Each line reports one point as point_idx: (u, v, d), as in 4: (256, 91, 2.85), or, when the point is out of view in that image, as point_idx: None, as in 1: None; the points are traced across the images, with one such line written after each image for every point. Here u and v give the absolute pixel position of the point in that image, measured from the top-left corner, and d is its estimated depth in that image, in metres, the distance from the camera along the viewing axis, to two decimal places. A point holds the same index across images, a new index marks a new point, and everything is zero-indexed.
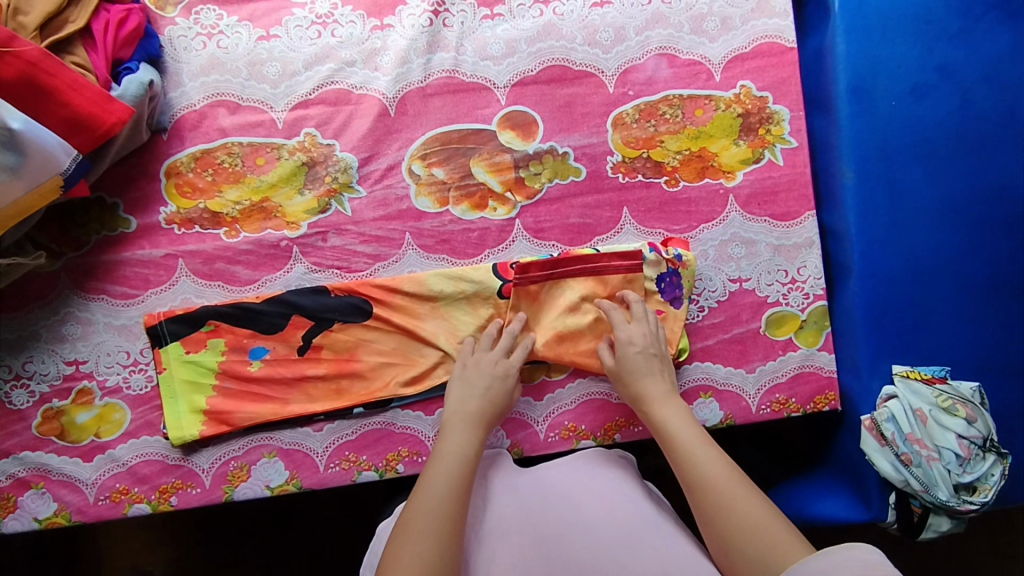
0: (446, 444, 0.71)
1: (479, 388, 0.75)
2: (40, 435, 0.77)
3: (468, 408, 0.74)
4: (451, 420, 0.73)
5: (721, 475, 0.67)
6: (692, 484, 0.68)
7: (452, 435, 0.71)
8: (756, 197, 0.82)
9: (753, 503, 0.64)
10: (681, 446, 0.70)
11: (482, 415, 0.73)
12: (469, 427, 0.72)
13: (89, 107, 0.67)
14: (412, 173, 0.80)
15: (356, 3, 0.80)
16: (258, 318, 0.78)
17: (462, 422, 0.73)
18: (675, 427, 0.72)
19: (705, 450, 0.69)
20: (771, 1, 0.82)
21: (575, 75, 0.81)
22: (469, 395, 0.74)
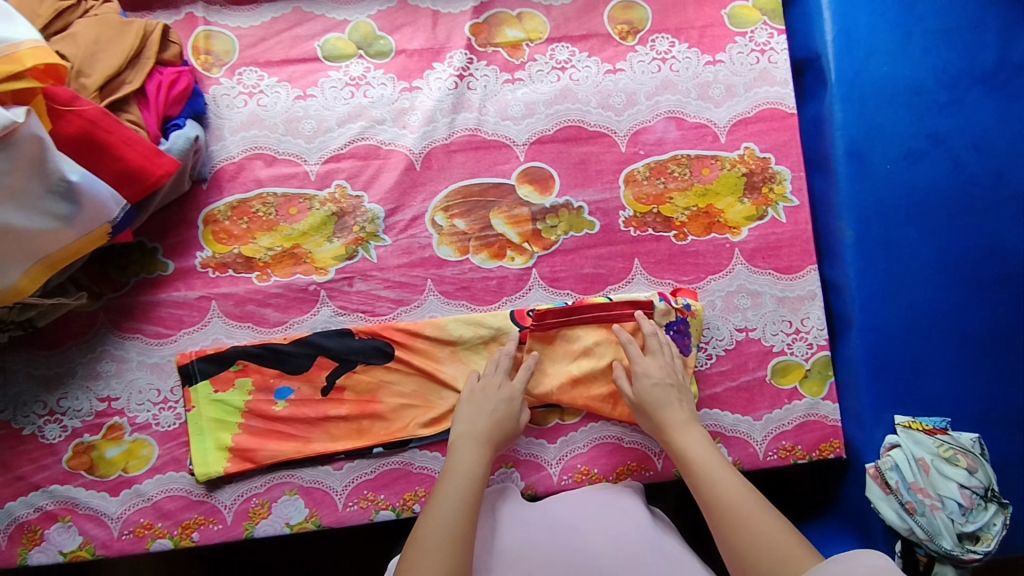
0: (458, 460, 0.74)
1: (489, 409, 0.78)
2: (70, 469, 0.80)
3: (478, 425, 0.77)
4: (462, 436, 0.76)
5: (740, 496, 0.70)
6: (711, 505, 0.71)
7: (466, 452, 0.75)
8: (760, 251, 0.87)
9: (766, 519, 0.67)
10: (702, 470, 0.73)
11: (491, 433, 0.77)
12: (477, 446, 0.75)
13: (140, 161, 0.72)
14: (436, 224, 0.85)
15: (387, 67, 0.86)
16: (286, 359, 0.82)
17: (473, 440, 0.76)
18: (694, 452, 0.75)
19: (724, 473, 0.72)
20: (772, 70, 0.88)
21: (589, 136, 0.86)
22: (479, 414, 0.78)
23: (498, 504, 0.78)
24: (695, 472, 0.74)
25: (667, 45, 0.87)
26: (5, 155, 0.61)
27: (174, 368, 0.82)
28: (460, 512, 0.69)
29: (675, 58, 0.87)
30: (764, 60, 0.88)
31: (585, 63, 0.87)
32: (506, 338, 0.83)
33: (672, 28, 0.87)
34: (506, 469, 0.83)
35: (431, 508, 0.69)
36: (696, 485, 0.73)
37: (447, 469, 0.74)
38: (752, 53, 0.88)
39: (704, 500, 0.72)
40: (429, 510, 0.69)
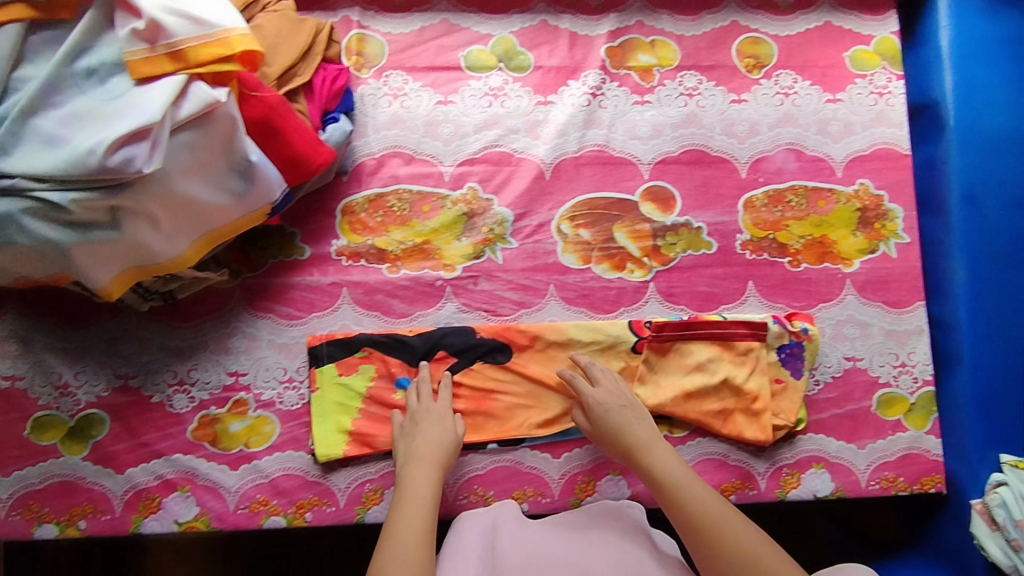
0: (416, 478, 0.76)
1: (438, 428, 0.80)
2: (194, 440, 0.82)
3: (434, 443, 0.78)
4: (415, 453, 0.78)
5: (712, 510, 0.74)
6: (685, 522, 0.74)
7: (420, 470, 0.77)
8: (871, 284, 0.89)
9: (741, 534, 0.72)
10: (670, 488, 0.76)
11: (443, 454, 0.78)
12: (431, 468, 0.77)
13: (305, 148, 0.76)
14: (561, 232, 0.88)
15: (525, 81, 0.91)
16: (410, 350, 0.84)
17: (425, 460, 0.77)
18: (665, 470, 0.77)
19: (695, 489, 0.75)
20: (890, 113, 0.92)
21: (712, 160, 0.90)
22: (422, 434, 0.79)
23: (490, 516, 0.80)
24: (664, 491, 0.76)
25: (791, 81, 0.91)
26: (202, 131, 0.65)
27: (302, 349, 0.85)
28: (425, 528, 0.73)
29: (798, 94, 0.91)
30: (882, 102, 0.92)
31: (711, 91, 0.91)
32: (623, 346, 0.86)
33: (796, 66, 0.92)
34: (612, 475, 0.85)
35: (394, 525, 0.73)
36: (667, 503, 0.76)
37: (404, 486, 0.76)
38: (870, 96, 0.92)
39: (676, 517, 0.75)
40: (393, 526, 0.72)
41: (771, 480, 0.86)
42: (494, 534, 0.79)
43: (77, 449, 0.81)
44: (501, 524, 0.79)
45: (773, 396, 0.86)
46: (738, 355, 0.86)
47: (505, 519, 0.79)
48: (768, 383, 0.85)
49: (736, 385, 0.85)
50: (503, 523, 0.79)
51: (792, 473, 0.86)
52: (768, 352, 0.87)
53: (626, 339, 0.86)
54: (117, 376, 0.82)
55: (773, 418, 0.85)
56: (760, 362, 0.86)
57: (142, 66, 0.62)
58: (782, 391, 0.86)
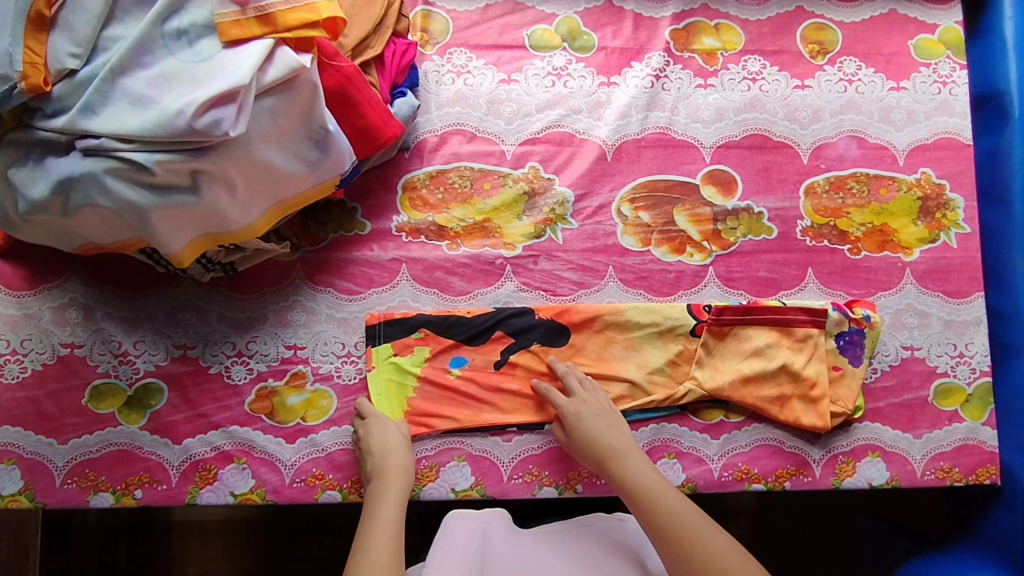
0: (384, 485, 0.75)
1: (396, 435, 0.79)
2: (251, 412, 0.82)
3: (396, 449, 0.77)
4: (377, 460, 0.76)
5: (685, 520, 0.72)
6: (660, 532, 0.72)
7: (384, 479, 0.76)
8: (931, 273, 0.89)
9: (720, 542, 0.70)
10: (644, 498, 0.73)
11: (404, 461, 0.77)
12: (398, 475, 0.76)
13: (376, 121, 0.75)
14: (621, 214, 0.88)
15: (588, 61, 0.91)
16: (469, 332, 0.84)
17: (388, 470, 0.76)
18: (641, 478, 0.75)
19: (670, 498, 0.73)
20: (953, 102, 0.92)
21: (774, 145, 0.90)
22: (385, 440, 0.78)
23: (481, 522, 0.83)
24: (638, 501, 0.74)
25: (854, 68, 0.92)
26: (284, 98, 0.65)
27: (361, 324, 0.84)
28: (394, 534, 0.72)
29: (862, 81, 0.91)
30: (945, 92, 0.92)
31: (775, 76, 0.91)
32: (683, 330, 0.85)
33: (860, 53, 0.92)
34: (667, 458, 0.83)
35: (366, 533, 0.72)
36: (641, 513, 0.73)
37: (373, 495, 0.75)
38: (934, 84, 0.92)
39: (651, 528, 0.72)
40: (366, 532, 0.71)
41: (826, 468, 0.85)
42: (483, 540, 0.82)
43: (134, 418, 0.81)
44: (491, 531, 0.82)
45: (831, 383, 0.85)
46: (796, 341, 0.85)
47: (495, 527, 0.83)
48: (826, 370, 0.84)
49: (795, 371, 0.84)
50: (493, 531, 0.82)
51: (847, 461, 0.85)
52: (826, 339, 0.86)
53: (687, 323, 0.84)
54: (176, 346, 0.82)
55: (831, 406, 0.84)
56: (819, 348, 0.85)
57: (231, 29, 0.62)
58: (841, 378, 0.85)
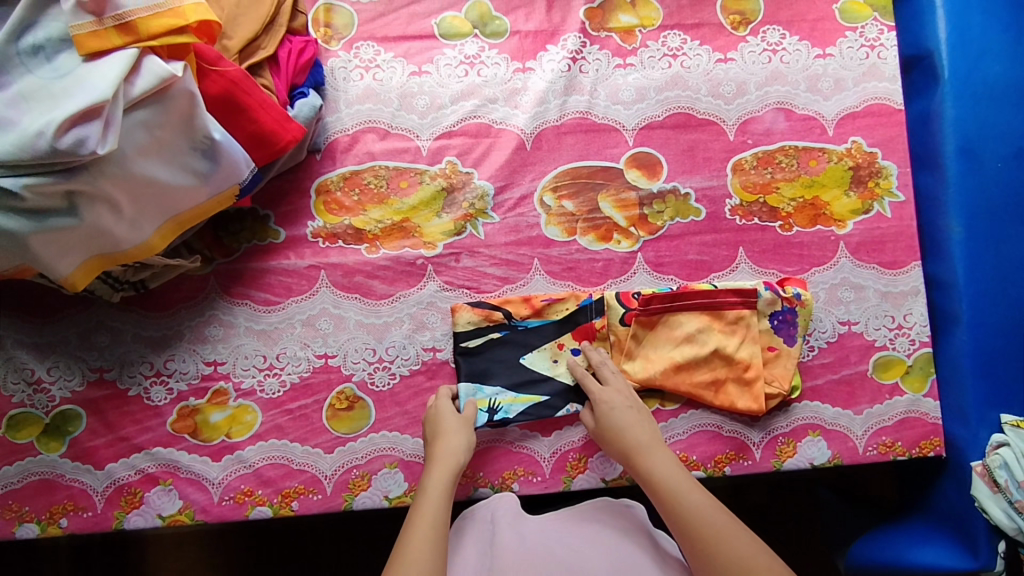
0: (434, 473, 0.74)
1: (463, 429, 0.77)
2: (174, 432, 0.80)
3: (455, 443, 0.75)
4: (434, 450, 0.75)
5: (710, 514, 0.70)
6: (687, 530, 0.70)
7: (434, 470, 0.74)
8: (865, 245, 0.86)
9: (743, 542, 0.68)
10: (670, 494, 0.72)
11: (455, 449, 0.75)
12: (446, 464, 0.74)
13: (273, 125, 0.72)
14: (544, 204, 0.85)
15: (502, 47, 0.87)
16: (535, 323, 0.82)
17: (437, 459, 0.74)
18: (668, 476, 0.73)
19: (696, 497, 0.72)
20: (881, 67, 0.89)
21: (698, 123, 0.87)
22: (446, 432, 0.76)
23: (489, 509, 0.80)
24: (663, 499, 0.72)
25: (778, 37, 0.89)
26: (158, 108, 0.63)
27: (281, 336, 0.82)
28: (438, 526, 0.70)
29: (786, 50, 0.88)
30: (873, 56, 0.89)
31: (696, 51, 0.88)
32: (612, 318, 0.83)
33: (783, 20, 0.89)
34: None
35: (412, 522, 0.70)
36: (667, 510, 0.72)
37: (423, 484, 0.74)
38: (861, 49, 0.89)
39: (679, 529, 0.71)
40: (412, 520, 0.70)
41: (766, 450, 0.83)
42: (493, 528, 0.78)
43: (53, 446, 0.79)
44: (500, 519, 0.79)
45: (765, 364, 0.83)
46: (728, 324, 0.83)
47: (502, 513, 0.79)
48: (759, 351, 0.82)
49: (727, 354, 0.82)
50: (501, 517, 0.79)
51: (788, 442, 0.84)
52: (759, 320, 0.84)
53: (614, 312, 0.82)
54: (91, 370, 0.80)
55: (766, 387, 0.82)
56: (751, 330, 0.83)
57: (89, 41, 0.59)
58: (776, 358, 0.83)
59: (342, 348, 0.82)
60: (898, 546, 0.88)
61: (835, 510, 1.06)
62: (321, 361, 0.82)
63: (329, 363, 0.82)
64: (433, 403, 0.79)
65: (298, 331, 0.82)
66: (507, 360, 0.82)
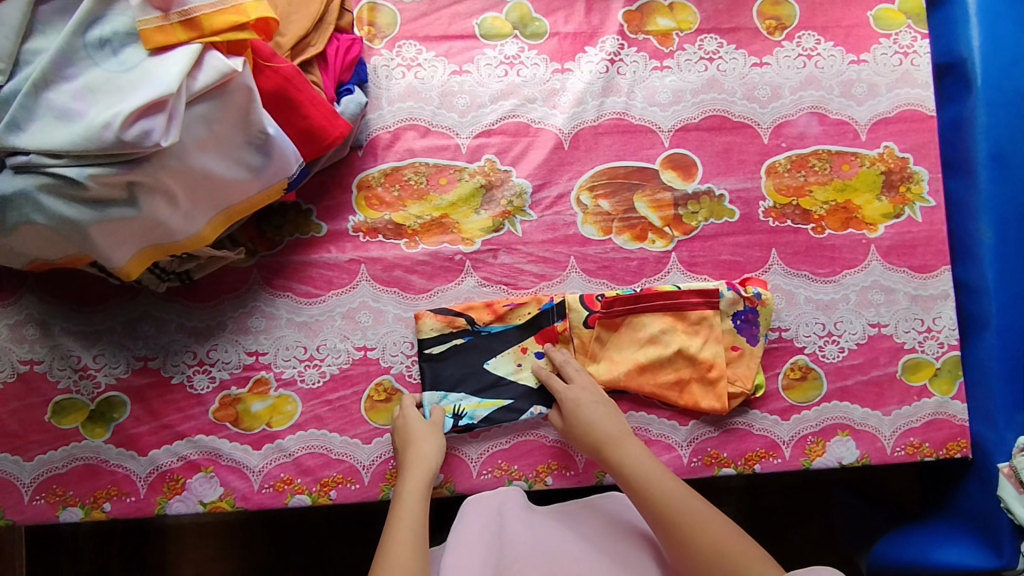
0: (408, 479, 0.74)
1: (432, 436, 0.78)
2: (216, 420, 0.81)
3: (427, 449, 0.76)
4: (405, 457, 0.76)
5: (681, 499, 0.71)
6: (659, 516, 0.71)
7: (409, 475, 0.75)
8: (896, 248, 0.88)
9: (715, 526, 0.69)
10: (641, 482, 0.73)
11: (428, 455, 0.76)
12: (420, 470, 0.75)
13: (321, 121, 0.74)
14: (581, 203, 0.87)
15: (541, 48, 0.89)
16: (497, 328, 0.84)
17: (410, 466, 0.75)
18: (639, 467, 0.74)
19: (667, 484, 0.72)
20: (915, 73, 0.90)
21: (733, 126, 0.88)
22: (417, 440, 0.77)
23: (497, 502, 0.80)
24: (634, 487, 0.73)
25: (813, 42, 0.90)
26: (217, 103, 0.64)
27: (322, 327, 0.83)
28: (416, 529, 0.71)
29: (821, 55, 0.90)
30: (907, 62, 0.90)
31: (732, 55, 0.89)
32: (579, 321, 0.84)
33: (819, 26, 0.90)
34: None
35: (392, 527, 0.71)
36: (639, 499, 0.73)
37: (399, 489, 0.74)
38: (895, 55, 0.90)
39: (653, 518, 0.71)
40: (392, 526, 0.71)
41: (795, 449, 0.85)
42: (500, 520, 0.79)
43: (98, 432, 0.80)
44: (509, 511, 0.80)
45: (728, 363, 0.84)
46: (691, 325, 0.84)
47: (510, 506, 0.80)
48: (723, 351, 0.83)
49: (691, 354, 0.83)
50: (509, 509, 0.80)
51: (817, 441, 0.85)
52: (723, 319, 0.85)
53: (575, 313, 0.83)
54: (136, 358, 0.82)
55: (730, 387, 0.83)
56: (714, 330, 0.84)
57: (155, 35, 0.61)
58: (740, 358, 0.84)
59: (381, 341, 0.84)
60: (922, 545, 0.89)
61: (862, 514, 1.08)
62: (360, 353, 0.83)
63: (368, 355, 0.83)
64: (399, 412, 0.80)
65: (338, 324, 0.83)
66: (473, 366, 0.83)
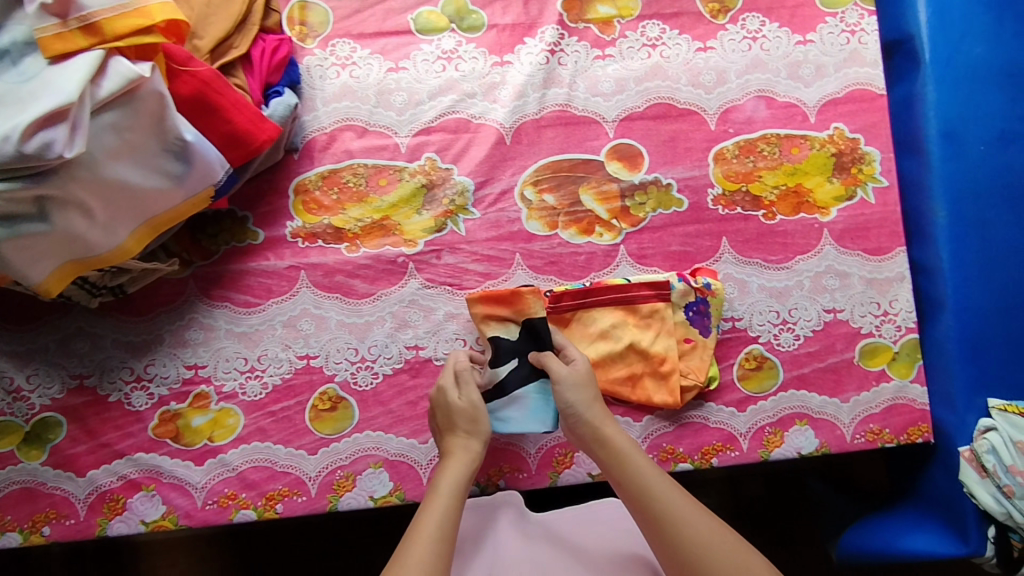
0: (450, 465, 0.71)
1: (473, 424, 0.74)
2: (156, 437, 0.79)
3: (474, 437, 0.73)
4: (450, 443, 0.73)
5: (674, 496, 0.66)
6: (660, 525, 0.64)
7: (450, 462, 0.71)
8: (849, 232, 0.86)
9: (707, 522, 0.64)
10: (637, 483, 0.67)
11: (472, 446, 0.72)
12: (464, 463, 0.71)
13: (246, 125, 0.72)
14: (525, 198, 0.84)
15: (479, 41, 0.86)
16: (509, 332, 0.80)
17: (454, 453, 0.72)
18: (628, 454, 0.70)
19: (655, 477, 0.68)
20: (863, 52, 0.88)
21: (679, 113, 0.86)
22: (458, 426, 0.73)
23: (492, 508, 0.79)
24: (630, 484, 0.67)
25: (758, 24, 0.88)
26: (128, 110, 0.62)
27: (262, 337, 0.81)
28: (446, 523, 0.64)
29: (766, 37, 0.88)
30: (854, 41, 0.88)
31: (675, 40, 0.87)
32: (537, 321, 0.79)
33: (763, 7, 0.88)
34: None
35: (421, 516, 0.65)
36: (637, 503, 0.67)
37: (437, 479, 0.69)
38: (842, 34, 0.88)
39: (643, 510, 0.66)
40: (419, 520, 0.65)
41: (753, 441, 0.83)
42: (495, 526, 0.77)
43: (35, 454, 0.78)
44: (499, 515, 0.78)
45: (681, 356, 0.82)
46: (642, 319, 0.82)
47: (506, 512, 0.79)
48: (675, 344, 0.82)
49: (642, 349, 0.81)
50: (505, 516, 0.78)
51: (775, 432, 0.83)
52: (674, 311, 0.83)
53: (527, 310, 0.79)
54: (72, 376, 0.80)
55: (682, 380, 0.81)
56: (666, 323, 0.82)
57: (54, 44, 0.59)
58: (691, 350, 0.82)
59: (324, 348, 0.82)
60: (889, 533, 0.88)
61: (828, 503, 1.06)
62: (303, 362, 0.81)
63: (311, 363, 0.81)
64: (441, 390, 0.76)
65: (279, 333, 0.81)
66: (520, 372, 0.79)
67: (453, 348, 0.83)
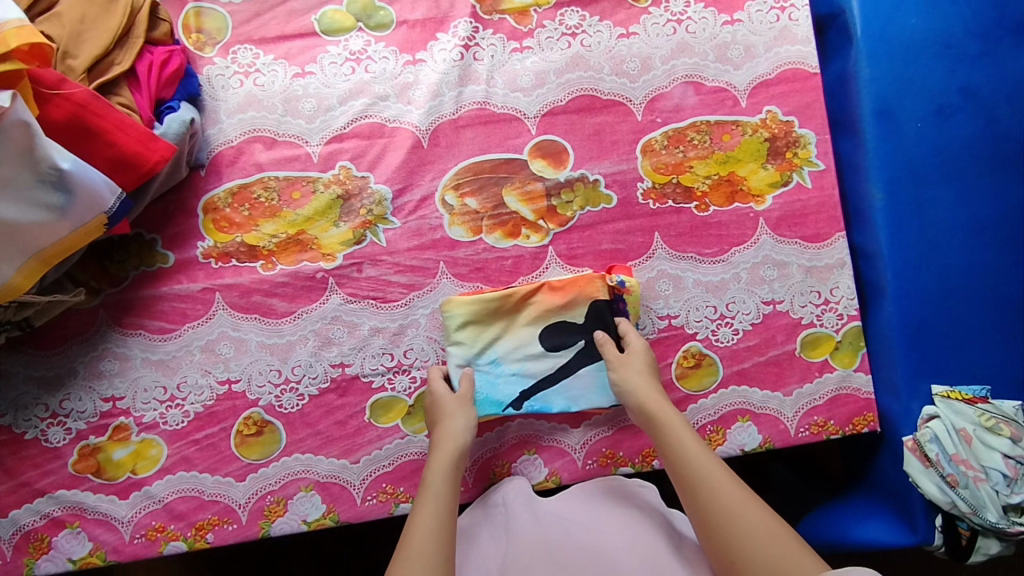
0: (438, 457, 0.71)
1: (461, 409, 0.74)
2: (76, 473, 0.77)
3: (458, 423, 0.73)
4: (437, 438, 0.73)
5: (721, 484, 0.66)
6: (698, 495, 0.66)
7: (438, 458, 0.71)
8: (786, 219, 0.82)
9: (755, 511, 0.64)
10: (679, 452, 0.69)
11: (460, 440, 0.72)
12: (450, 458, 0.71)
13: (134, 146, 0.68)
14: (446, 203, 0.81)
15: (389, 40, 0.82)
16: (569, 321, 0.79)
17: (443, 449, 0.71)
18: (677, 435, 0.70)
19: (703, 460, 0.68)
20: (794, 28, 0.84)
21: (603, 105, 0.83)
22: (446, 418, 0.73)
23: (500, 494, 0.77)
24: (674, 463, 0.69)
25: (682, 5, 0.84)
26: None
27: (180, 364, 0.78)
28: (439, 527, 0.65)
29: (691, 19, 0.84)
30: (784, 18, 0.84)
31: (596, 28, 0.83)
32: (485, 308, 0.77)
33: None
34: (528, 455, 0.80)
35: (412, 522, 0.65)
36: (677, 472, 0.69)
37: (427, 475, 0.70)
38: (771, 11, 0.84)
39: (690, 494, 0.67)
40: (411, 525, 0.65)
41: None
42: (506, 514, 0.75)
43: None
44: (510, 503, 0.76)
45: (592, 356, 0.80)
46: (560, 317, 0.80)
47: (514, 498, 0.76)
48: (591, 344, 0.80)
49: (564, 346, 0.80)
50: (514, 500, 0.76)
51: (716, 430, 0.81)
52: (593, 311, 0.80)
53: (485, 300, 0.77)
54: None
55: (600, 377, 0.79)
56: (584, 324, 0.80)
57: None
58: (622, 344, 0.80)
59: (246, 372, 0.79)
60: (843, 522, 0.86)
61: (794, 493, 1.00)
62: (224, 387, 0.79)
63: (233, 388, 0.79)
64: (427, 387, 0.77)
65: (197, 358, 0.78)
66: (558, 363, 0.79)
67: (380, 363, 0.80)
